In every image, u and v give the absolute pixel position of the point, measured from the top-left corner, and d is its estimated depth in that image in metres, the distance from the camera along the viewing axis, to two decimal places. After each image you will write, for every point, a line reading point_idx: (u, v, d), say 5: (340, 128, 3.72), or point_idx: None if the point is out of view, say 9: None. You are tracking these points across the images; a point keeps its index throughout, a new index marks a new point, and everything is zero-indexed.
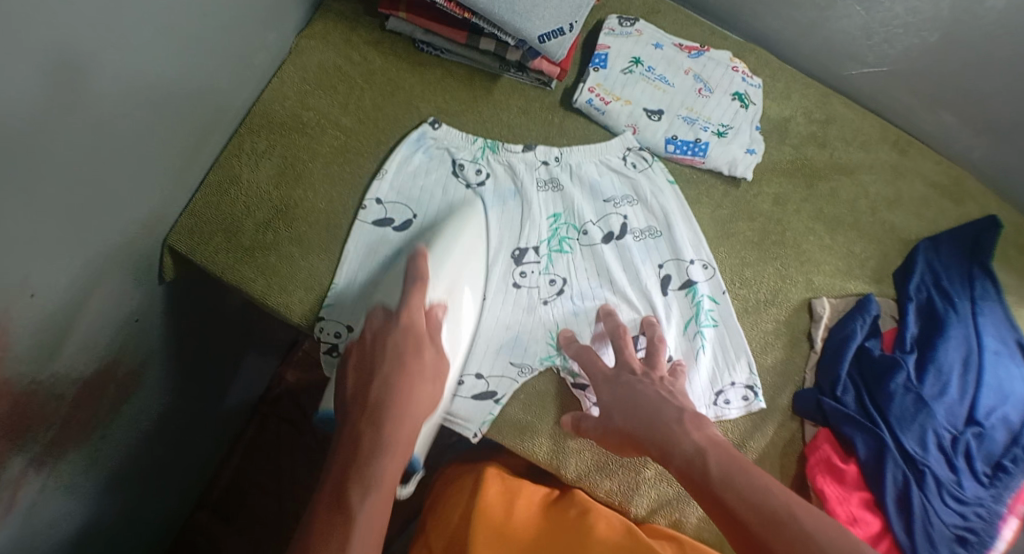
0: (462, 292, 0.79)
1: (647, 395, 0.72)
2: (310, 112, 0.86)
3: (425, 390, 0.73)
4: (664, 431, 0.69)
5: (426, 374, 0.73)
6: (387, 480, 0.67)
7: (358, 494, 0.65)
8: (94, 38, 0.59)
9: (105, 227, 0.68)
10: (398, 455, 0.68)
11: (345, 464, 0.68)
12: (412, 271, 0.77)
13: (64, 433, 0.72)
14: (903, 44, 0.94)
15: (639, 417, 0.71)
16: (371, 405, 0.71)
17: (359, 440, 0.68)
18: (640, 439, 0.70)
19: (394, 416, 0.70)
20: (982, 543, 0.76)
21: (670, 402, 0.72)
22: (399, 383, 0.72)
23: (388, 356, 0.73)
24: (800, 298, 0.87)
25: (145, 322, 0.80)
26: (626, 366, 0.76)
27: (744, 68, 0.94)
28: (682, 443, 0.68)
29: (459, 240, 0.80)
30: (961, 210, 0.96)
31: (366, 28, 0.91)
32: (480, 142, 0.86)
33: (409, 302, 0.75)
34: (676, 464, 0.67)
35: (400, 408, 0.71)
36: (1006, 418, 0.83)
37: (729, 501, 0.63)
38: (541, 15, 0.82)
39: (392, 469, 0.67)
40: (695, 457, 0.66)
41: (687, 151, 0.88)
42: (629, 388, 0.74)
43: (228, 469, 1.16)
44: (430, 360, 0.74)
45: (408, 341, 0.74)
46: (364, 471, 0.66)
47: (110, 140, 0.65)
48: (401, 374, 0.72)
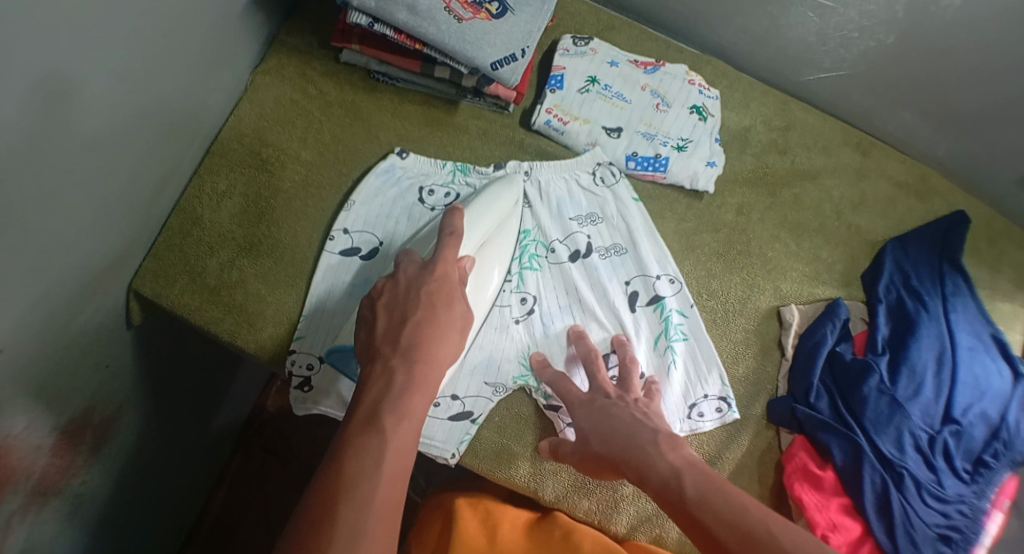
0: (488, 250, 0.80)
1: (625, 419, 0.72)
2: (270, 147, 0.86)
3: (455, 337, 0.70)
4: (640, 453, 0.69)
5: (455, 326, 0.70)
6: (416, 416, 0.62)
7: (391, 422, 0.60)
8: (47, 101, 0.58)
9: (67, 280, 0.68)
10: (427, 393, 0.64)
11: (374, 392, 0.63)
12: (447, 226, 0.75)
13: (43, 484, 0.71)
14: (858, 48, 0.94)
15: (616, 439, 0.71)
16: (400, 356, 0.65)
17: (383, 379, 0.64)
18: (618, 462, 0.70)
19: (423, 356, 0.66)
20: (966, 540, 0.76)
21: (647, 425, 0.72)
22: (428, 328, 0.68)
23: (421, 304, 0.69)
24: (768, 307, 0.87)
25: (117, 368, 0.80)
26: (602, 391, 0.76)
27: (700, 81, 0.94)
28: (658, 464, 0.68)
29: (489, 245, 0.80)
30: (927, 207, 0.96)
31: (320, 60, 0.91)
32: (449, 165, 0.87)
33: (445, 255, 0.73)
34: (653, 484, 0.67)
35: (429, 353, 0.66)
36: (984, 413, 0.83)
37: (705, 520, 0.63)
38: (492, 42, 0.82)
39: (421, 405, 0.63)
40: (670, 480, 0.66)
41: (648, 166, 0.89)
42: (606, 412, 0.73)
43: (214, 504, 1.16)
44: (461, 312, 0.71)
45: (442, 291, 0.71)
46: (396, 404, 0.62)
47: (67, 195, 0.64)
48: (433, 322, 0.68)
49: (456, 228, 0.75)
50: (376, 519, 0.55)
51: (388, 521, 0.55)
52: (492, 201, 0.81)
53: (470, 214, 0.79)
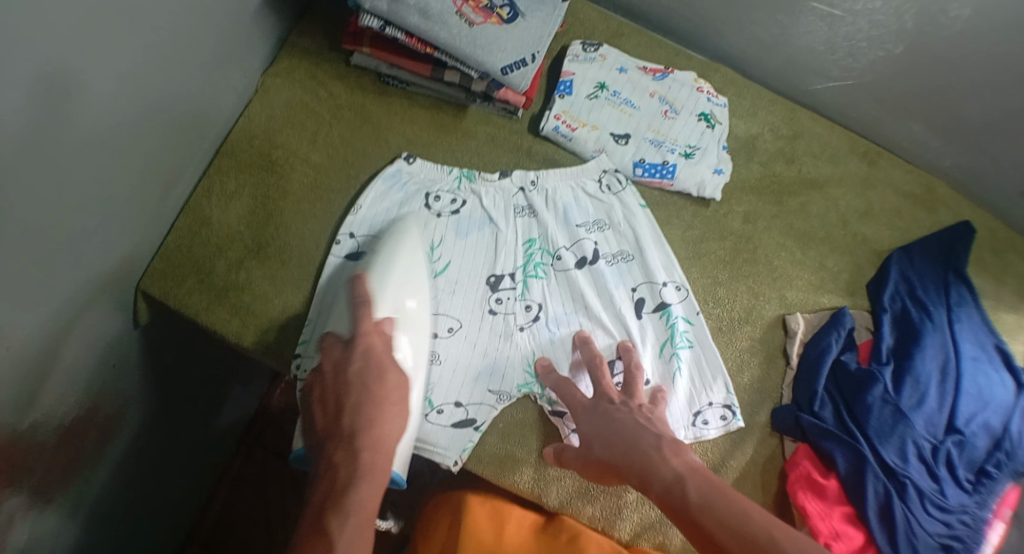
0: (406, 305, 0.78)
1: (627, 423, 0.72)
2: (278, 149, 0.86)
3: (391, 414, 0.70)
4: (643, 459, 0.69)
5: (394, 397, 0.71)
6: (366, 505, 0.64)
7: (339, 521, 0.62)
8: (57, 100, 0.58)
9: (74, 279, 0.68)
10: (376, 481, 0.66)
11: (339, 478, 0.65)
12: (355, 294, 0.75)
13: (46, 484, 0.71)
14: (867, 57, 0.94)
15: (619, 443, 0.71)
16: (346, 436, 0.68)
17: (339, 467, 0.66)
18: (620, 466, 0.70)
19: (367, 443, 0.67)
20: (967, 549, 0.77)
21: (647, 429, 0.72)
22: (369, 409, 0.69)
23: (354, 383, 0.70)
24: (774, 315, 0.87)
25: (123, 367, 0.80)
26: (604, 394, 0.76)
27: (708, 88, 0.95)
28: (661, 471, 0.68)
29: (406, 291, 0.78)
30: (933, 218, 0.97)
31: (330, 62, 0.91)
32: (456, 172, 0.86)
33: (363, 325, 0.74)
34: (655, 491, 0.67)
35: (372, 436, 0.68)
36: (986, 424, 0.83)
37: (709, 529, 0.63)
38: (503, 47, 0.83)
39: (370, 501, 0.64)
40: (674, 485, 0.66)
41: (656, 173, 0.89)
42: (609, 417, 0.73)
43: (214, 503, 1.15)
44: (394, 379, 0.72)
45: (370, 365, 0.72)
46: (344, 502, 0.64)
47: (74, 195, 0.64)
48: (371, 400, 0.70)
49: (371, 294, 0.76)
50: None
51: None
52: (397, 245, 0.80)
53: (375, 273, 0.77)
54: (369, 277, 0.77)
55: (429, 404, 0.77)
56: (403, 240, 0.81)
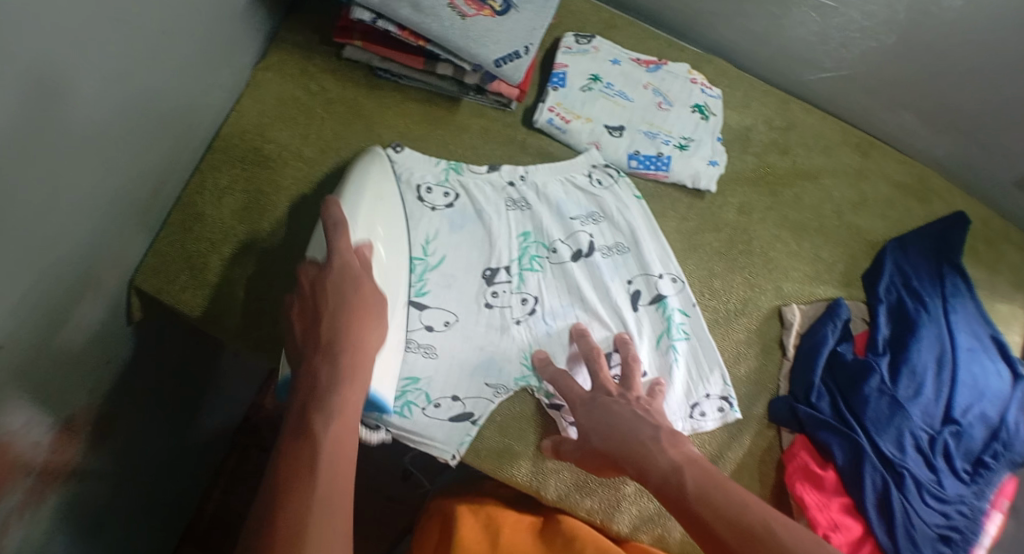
0: (377, 231, 0.75)
1: (626, 415, 0.72)
2: (271, 144, 0.86)
3: (371, 325, 0.67)
4: (641, 450, 0.68)
5: (372, 314, 0.67)
6: (349, 409, 0.61)
7: (323, 422, 0.60)
8: (47, 92, 0.58)
9: (66, 275, 0.67)
10: (360, 383, 0.63)
11: (315, 393, 0.61)
12: (329, 219, 0.70)
13: (40, 482, 0.71)
14: (860, 48, 0.94)
15: (617, 435, 0.70)
16: (325, 343, 0.64)
17: (317, 373, 0.62)
18: (618, 458, 0.70)
19: (348, 347, 0.64)
20: (966, 541, 0.76)
21: (646, 420, 0.71)
22: (348, 318, 0.65)
23: (330, 295, 0.66)
24: (770, 306, 0.87)
25: (116, 365, 0.79)
26: (603, 388, 0.76)
27: (702, 80, 0.95)
28: (659, 461, 0.67)
29: (376, 219, 0.76)
30: (927, 208, 0.97)
31: (321, 57, 0.91)
32: (443, 164, 0.85)
33: (338, 246, 0.69)
34: (653, 482, 0.66)
35: (354, 340, 0.65)
36: (983, 415, 0.83)
37: (705, 517, 0.62)
38: (496, 40, 0.82)
39: (354, 403, 0.62)
40: (670, 475, 0.66)
41: (651, 165, 0.89)
42: (607, 409, 0.73)
43: (210, 502, 1.15)
44: (371, 293, 0.68)
45: (347, 278, 0.67)
46: (327, 404, 0.61)
47: (66, 190, 0.64)
48: (350, 312, 0.66)
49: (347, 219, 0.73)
50: (320, 512, 0.56)
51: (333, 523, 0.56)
52: (363, 180, 0.77)
53: (347, 204, 0.73)
54: (340, 203, 0.73)
55: (425, 399, 0.76)
56: (371, 168, 0.79)
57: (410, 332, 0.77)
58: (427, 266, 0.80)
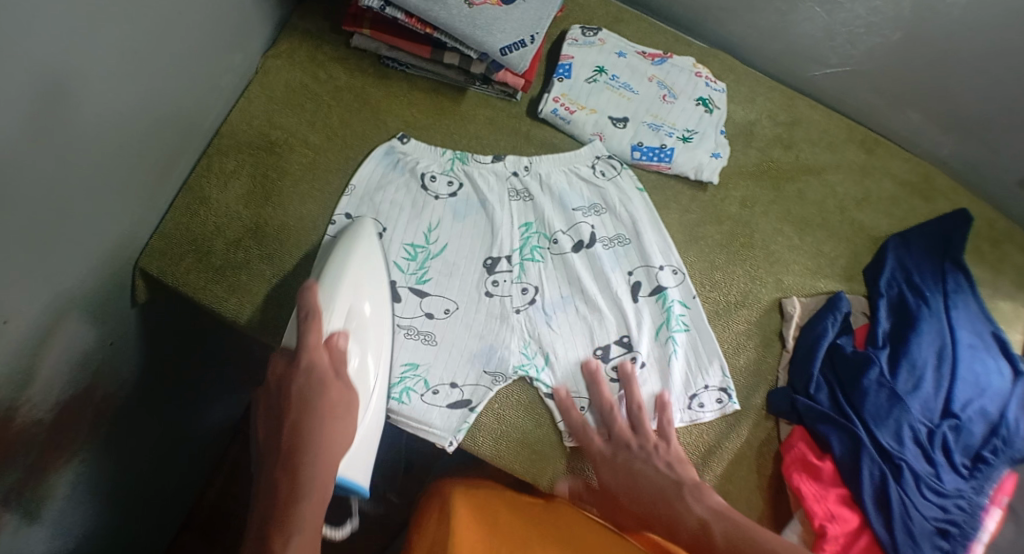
0: (361, 309, 0.75)
1: (663, 459, 0.75)
2: (278, 130, 0.86)
3: (336, 431, 0.70)
4: (682, 495, 0.73)
5: (337, 410, 0.71)
6: (309, 524, 0.67)
7: (280, 539, 0.66)
8: (59, 66, 0.59)
9: (75, 253, 0.68)
10: (318, 496, 0.68)
11: (280, 502, 0.67)
12: (304, 309, 0.73)
13: (43, 460, 0.71)
14: (865, 44, 0.95)
15: (656, 480, 0.74)
16: (288, 454, 0.69)
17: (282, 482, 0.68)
18: (658, 504, 0.73)
19: (308, 457, 0.69)
20: (964, 535, 0.76)
21: (676, 464, 0.75)
22: (308, 423, 0.70)
23: (297, 403, 0.70)
24: (771, 299, 0.87)
25: (121, 344, 0.80)
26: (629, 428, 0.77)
27: (707, 74, 0.95)
28: (694, 510, 0.72)
29: (361, 293, 0.76)
30: (930, 206, 0.97)
31: (331, 44, 0.92)
32: (449, 154, 0.87)
33: (307, 343, 0.72)
34: (686, 535, 0.71)
35: (315, 448, 0.69)
36: (983, 411, 0.83)
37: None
38: (502, 28, 0.83)
39: (314, 515, 0.67)
40: (700, 532, 0.71)
41: (654, 157, 0.89)
42: (644, 456, 0.75)
43: (212, 489, 1.16)
44: (337, 392, 0.71)
45: (312, 382, 0.71)
46: (286, 520, 0.66)
47: (76, 166, 0.65)
48: (312, 415, 0.70)
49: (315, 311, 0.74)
50: None
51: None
52: (348, 255, 0.77)
53: (325, 286, 0.75)
54: (318, 289, 0.74)
55: (424, 385, 0.77)
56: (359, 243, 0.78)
57: (411, 319, 0.79)
58: (429, 254, 0.82)
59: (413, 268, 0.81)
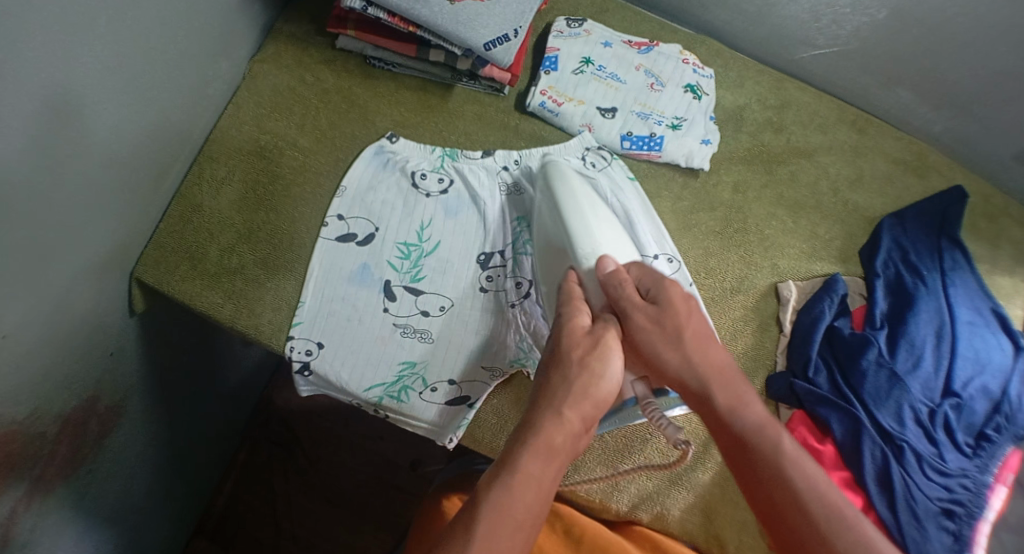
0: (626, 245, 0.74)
1: (692, 340, 0.64)
2: (268, 134, 0.87)
3: (601, 390, 0.60)
4: (729, 384, 0.63)
5: (610, 374, 0.60)
6: (526, 484, 0.55)
7: (502, 495, 0.54)
8: (45, 86, 0.59)
9: (72, 267, 0.69)
10: (557, 459, 0.56)
11: (519, 449, 0.57)
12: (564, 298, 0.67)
13: (48, 471, 0.72)
14: (851, 24, 0.94)
15: (698, 363, 0.63)
16: (551, 393, 0.59)
17: (535, 428, 0.57)
18: (704, 385, 0.63)
19: (568, 411, 0.58)
20: (970, 514, 0.75)
21: (708, 343, 0.65)
22: (580, 372, 0.60)
23: (588, 350, 0.61)
24: (766, 284, 0.87)
25: (122, 354, 0.80)
26: (671, 312, 0.64)
27: (694, 60, 0.95)
28: (751, 408, 0.62)
29: (614, 230, 0.75)
30: (924, 184, 0.96)
31: (317, 47, 0.92)
32: (439, 151, 0.87)
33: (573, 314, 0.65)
34: (743, 427, 0.61)
35: (571, 403, 0.59)
36: (985, 388, 0.82)
37: (801, 513, 0.58)
38: (485, 24, 0.83)
39: (547, 478, 0.56)
40: (758, 427, 0.61)
41: (644, 146, 0.89)
42: (698, 341, 0.64)
43: (221, 496, 1.14)
44: (592, 345, 0.62)
45: (596, 342, 0.62)
46: (514, 468, 0.55)
47: (68, 180, 0.65)
48: (585, 369, 0.60)
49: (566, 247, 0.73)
50: None
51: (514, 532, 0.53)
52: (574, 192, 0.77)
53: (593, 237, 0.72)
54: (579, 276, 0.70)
55: (423, 383, 0.77)
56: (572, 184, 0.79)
57: (406, 318, 0.79)
58: (422, 252, 0.82)
59: (406, 266, 0.81)
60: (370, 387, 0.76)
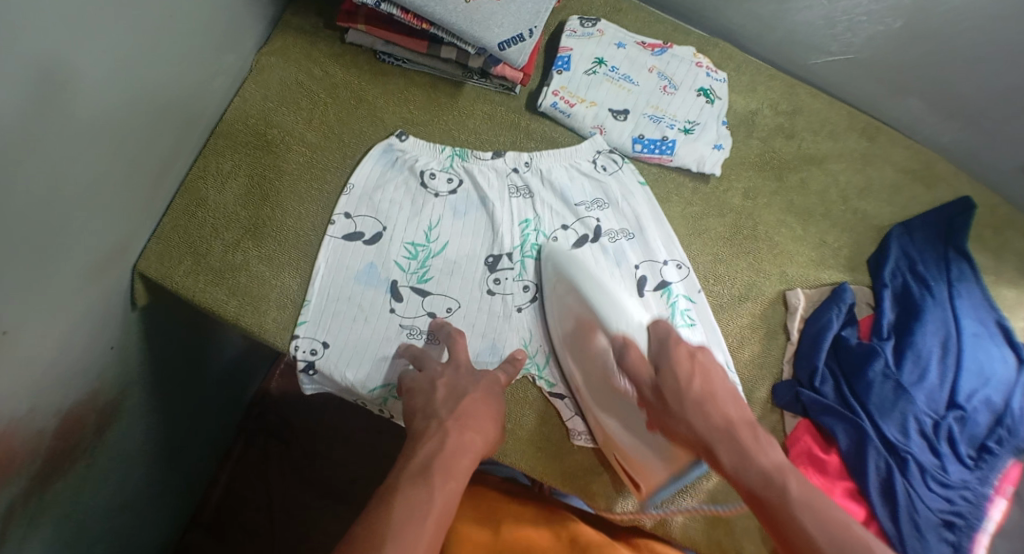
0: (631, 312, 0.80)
1: (697, 402, 0.73)
2: (275, 129, 0.85)
3: (489, 422, 0.70)
4: (732, 439, 0.70)
5: (493, 412, 0.71)
6: (447, 491, 0.63)
7: (425, 492, 0.62)
8: (53, 78, 0.58)
9: (75, 261, 0.68)
10: (464, 461, 0.66)
11: (432, 454, 0.66)
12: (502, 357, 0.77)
13: (45, 466, 0.71)
14: (866, 32, 0.93)
15: (702, 423, 0.72)
16: (456, 411, 0.69)
17: (430, 435, 0.67)
18: (708, 443, 0.71)
19: (471, 424, 0.68)
20: (970, 527, 0.75)
21: (714, 403, 0.73)
22: (479, 403, 0.70)
23: (476, 386, 0.71)
24: (774, 291, 0.87)
25: (123, 348, 0.79)
26: (673, 380, 0.75)
27: (707, 64, 0.94)
28: (757, 461, 0.67)
29: (616, 300, 0.80)
30: (933, 194, 0.96)
31: (326, 41, 0.90)
32: (448, 151, 0.86)
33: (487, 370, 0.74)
34: (753, 478, 0.67)
35: (476, 421, 0.69)
36: (988, 400, 0.82)
37: (810, 549, 0.61)
38: (499, 23, 0.82)
39: (459, 474, 0.65)
40: (767, 473, 0.66)
41: (655, 150, 0.88)
42: (699, 404, 0.73)
43: (217, 487, 1.14)
44: (496, 404, 0.71)
45: (488, 383, 0.73)
46: (428, 473, 0.64)
47: (75, 173, 0.64)
48: (485, 401, 0.71)
49: (593, 321, 0.79)
50: None
51: (428, 513, 0.61)
52: (572, 268, 0.81)
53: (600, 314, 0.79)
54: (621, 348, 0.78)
55: None
56: (571, 258, 0.82)
57: (412, 319, 0.78)
58: (430, 252, 0.81)
59: (413, 267, 0.80)
60: (375, 388, 0.76)
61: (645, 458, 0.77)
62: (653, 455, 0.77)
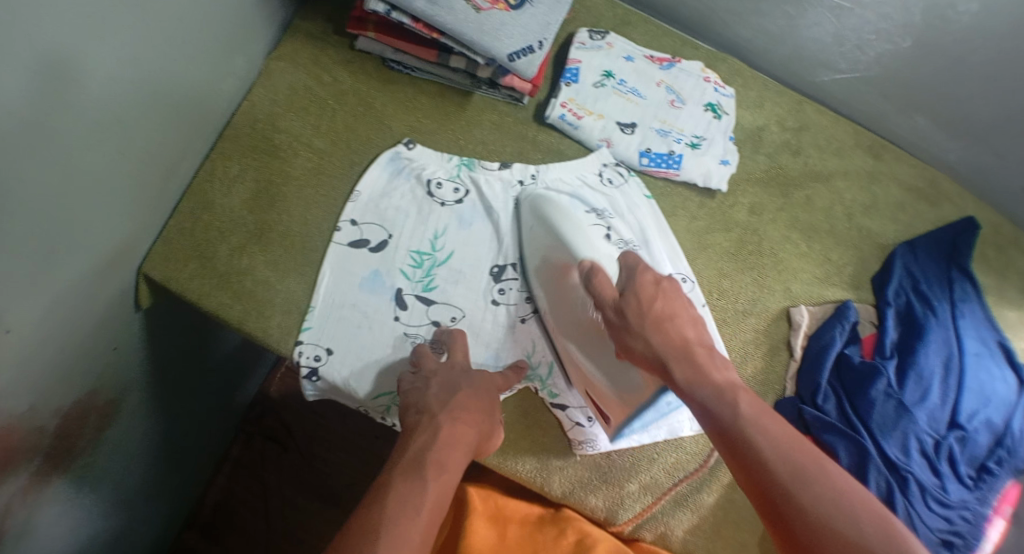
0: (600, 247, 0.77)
1: (656, 320, 0.66)
2: (281, 134, 0.85)
3: (480, 415, 0.69)
4: (692, 358, 0.64)
5: (485, 407, 0.70)
6: (440, 484, 0.61)
7: (418, 485, 0.60)
8: (61, 83, 0.58)
9: (79, 262, 0.67)
10: (457, 454, 0.65)
11: (424, 446, 0.64)
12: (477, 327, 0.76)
13: (46, 466, 0.71)
14: (875, 51, 0.93)
15: (660, 341, 0.65)
16: (449, 404, 0.68)
17: (420, 430, 0.66)
18: (666, 362, 0.64)
19: (462, 418, 0.67)
20: (968, 546, 0.76)
21: (674, 322, 0.66)
22: (470, 399, 0.69)
23: (468, 383, 0.71)
24: (779, 308, 0.87)
25: (125, 349, 0.79)
26: (634, 301, 0.67)
27: (715, 79, 0.94)
28: (713, 379, 0.62)
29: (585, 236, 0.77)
30: (937, 212, 0.96)
31: (335, 47, 0.90)
32: (456, 160, 0.86)
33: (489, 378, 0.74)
34: (708, 398, 0.61)
35: (469, 415, 0.68)
36: (989, 421, 0.82)
37: (761, 467, 0.56)
38: (510, 34, 0.82)
39: (452, 468, 0.64)
40: (723, 398, 0.61)
41: (662, 163, 0.89)
42: (661, 322, 0.66)
43: (215, 488, 1.13)
44: (486, 400, 0.71)
45: (483, 383, 0.73)
46: (421, 465, 0.62)
47: (81, 176, 0.64)
48: (479, 397, 0.71)
49: (565, 261, 0.76)
50: None
51: (422, 505, 0.59)
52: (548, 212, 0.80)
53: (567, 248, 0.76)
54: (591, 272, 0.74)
55: None
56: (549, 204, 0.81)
57: (417, 327, 0.78)
58: (435, 261, 0.81)
59: (418, 275, 0.80)
60: (378, 396, 0.76)
61: (602, 387, 0.73)
62: (612, 388, 0.71)
